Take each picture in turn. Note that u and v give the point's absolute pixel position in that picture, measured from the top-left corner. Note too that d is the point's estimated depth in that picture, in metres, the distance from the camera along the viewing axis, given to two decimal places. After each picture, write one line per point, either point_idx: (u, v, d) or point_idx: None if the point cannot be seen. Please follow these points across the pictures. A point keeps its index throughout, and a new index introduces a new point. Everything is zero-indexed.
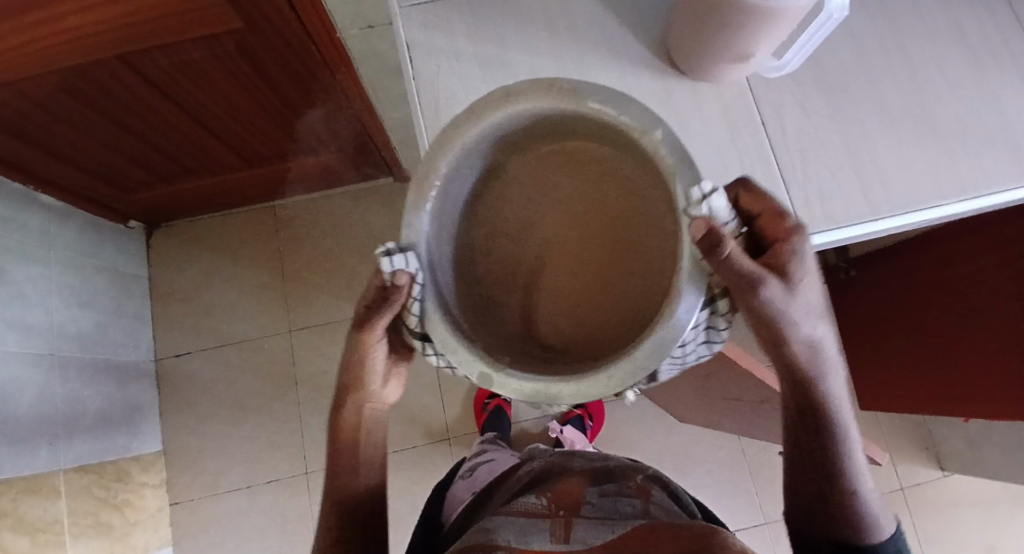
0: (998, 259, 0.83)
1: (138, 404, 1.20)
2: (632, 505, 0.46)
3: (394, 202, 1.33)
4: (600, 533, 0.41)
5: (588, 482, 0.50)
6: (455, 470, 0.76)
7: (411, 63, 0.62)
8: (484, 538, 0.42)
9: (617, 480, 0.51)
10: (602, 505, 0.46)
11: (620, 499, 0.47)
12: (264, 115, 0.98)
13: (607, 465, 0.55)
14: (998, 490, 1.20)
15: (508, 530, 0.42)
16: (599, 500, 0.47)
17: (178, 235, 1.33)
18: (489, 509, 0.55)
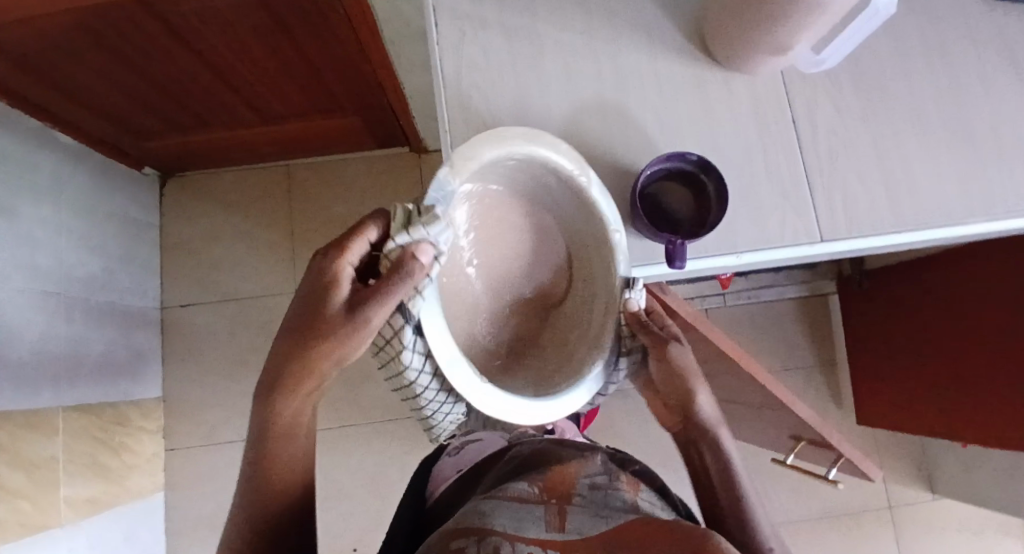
0: (1017, 285, 0.81)
1: (140, 350, 1.21)
2: (625, 500, 0.45)
3: (408, 171, 1.32)
4: (597, 526, 0.40)
5: (580, 471, 0.50)
6: (444, 447, 0.76)
7: (435, 26, 0.59)
8: (478, 521, 0.41)
9: (609, 472, 0.51)
10: (596, 498, 0.45)
11: (613, 494, 0.46)
12: (284, 71, 0.96)
13: (599, 455, 0.55)
14: (987, 518, 1.19)
15: (503, 516, 0.42)
16: (592, 492, 0.46)
17: (191, 185, 1.33)
18: (477, 490, 0.54)
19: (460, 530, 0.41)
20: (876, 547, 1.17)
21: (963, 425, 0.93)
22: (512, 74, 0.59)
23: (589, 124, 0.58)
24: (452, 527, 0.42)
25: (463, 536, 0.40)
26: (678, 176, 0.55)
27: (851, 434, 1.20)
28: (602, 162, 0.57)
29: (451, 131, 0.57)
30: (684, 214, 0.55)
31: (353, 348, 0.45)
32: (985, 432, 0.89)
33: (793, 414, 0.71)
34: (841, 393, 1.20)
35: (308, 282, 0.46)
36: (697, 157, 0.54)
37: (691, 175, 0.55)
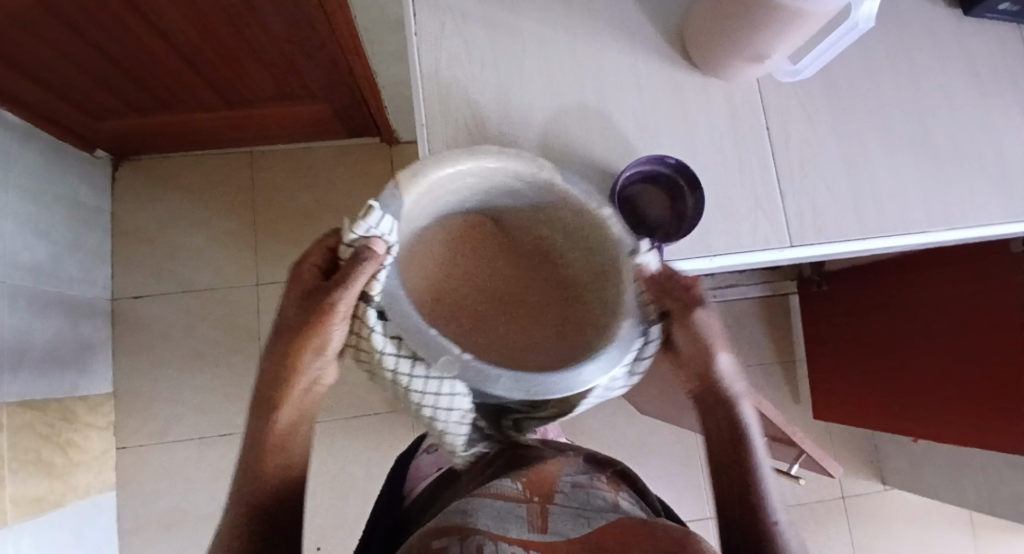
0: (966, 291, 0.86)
1: (90, 342, 1.15)
2: (605, 498, 0.46)
3: (379, 162, 1.29)
4: (578, 525, 0.41)
5: (560, 470, 0.50)
6: (418, 445, 0.75)
7: (415, 18, 0.58)
8: (460, 517, 0.41)
9: (590, 470, 0.52)
10: (576, 496, 0.46)
11: (594, 491, 0.47)
12: (251, 54, 0.92)
13: (579, 454, 0.55)
14: (931, 508, 1.26)
15: (485, 513, 0.41)
16: (573, 490, 0.46)
17: (147, 170, 1.27)
18: (454, 492, 0.54)
19: (442, 525, 0.41)
20: (827, 536, 1.23)
21: (911, 421, 0.98)
22: (494, 71, 0.58)
23: (570, 124, 0.58)
24: (431, 523, 0.42)
25: (443, 534, 0.40)
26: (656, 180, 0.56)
27: (807, 429, 1.25)
28: (581, 163, 0.57)
29: (429, 125, 0.56)
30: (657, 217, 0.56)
31: (326, 342, 0.44)
32: (931, 427, 0.94)
33: (758, 412, 0.73)
34: (798, 389, 1.25)
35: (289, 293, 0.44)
36: (676, 164, 0.54)
37: (669, 179, 0.56)
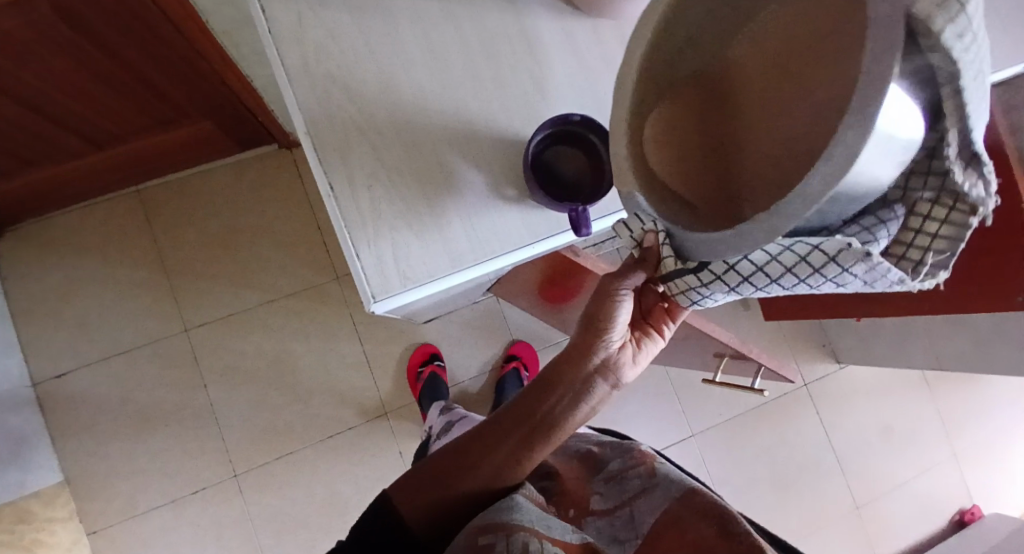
0: None
1: (23, 436, 1.05)
2: (639, 481, 0.54)
3: (284, 171, 1.20)
4: (621, 543, 0.51)
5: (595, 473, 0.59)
6: None
7: (265, 13, 0.52)
8: (504, 516, 0.46)
9: (620, 454, 0.59)
10: (611, 497, 0.55)
11: (627, 477, 0.55)
12: (107, 86, 0.82)
13: (609, 443, 0.63)
14: (887, 375, 1.34)
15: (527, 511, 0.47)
16: (608, 491, 0.55)
17: (30, 237, 1.14)
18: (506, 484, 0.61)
19: (488, 526, 0.45)
20: (797, 422, 1.31)
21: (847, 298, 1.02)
22: (369, 55, 0.53)
23: (466, 97, 0.54)
24: (477, 520, 0.47)
25: (489, 534, 0.44)
26: (569, 142, 0.52)
27: (757, 331, 1.32)
28: (484, 138, 0.53)
29: (311, 132, 0.51)
30: (569, 179, 0.52)
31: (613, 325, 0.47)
32: (869, 305, 0.98)
33: (713, 340, 0.75)
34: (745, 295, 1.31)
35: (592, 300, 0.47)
36: (583, 117, 0.51)
37: (581, 138, 0.51)
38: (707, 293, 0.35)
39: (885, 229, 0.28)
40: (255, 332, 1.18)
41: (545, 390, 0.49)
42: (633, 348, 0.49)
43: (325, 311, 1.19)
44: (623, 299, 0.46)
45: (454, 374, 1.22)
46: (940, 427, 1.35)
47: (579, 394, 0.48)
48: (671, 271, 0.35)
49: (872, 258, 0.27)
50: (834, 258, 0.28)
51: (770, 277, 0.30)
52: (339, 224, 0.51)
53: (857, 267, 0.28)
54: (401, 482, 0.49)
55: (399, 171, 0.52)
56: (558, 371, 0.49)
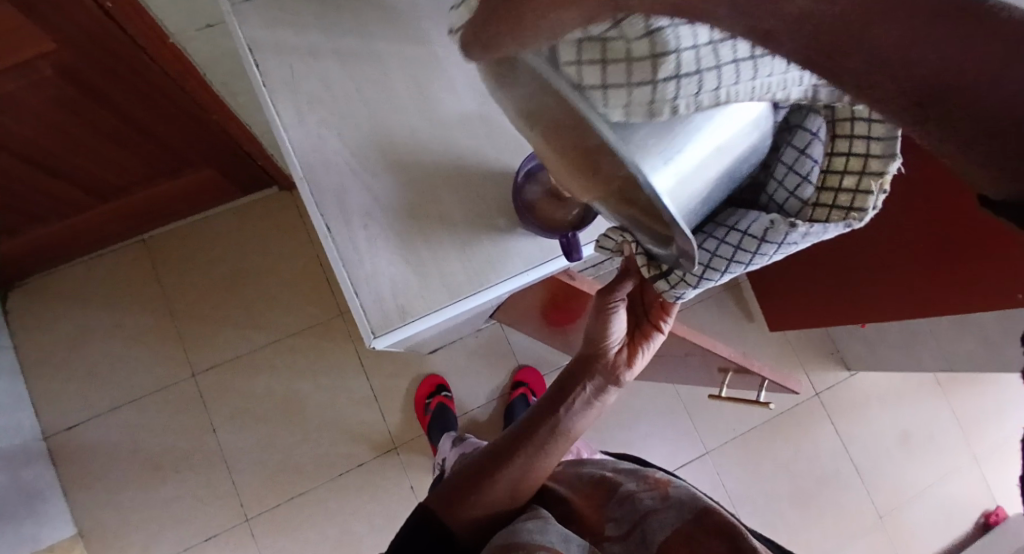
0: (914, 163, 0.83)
1: (36, 488, 1.05)
2: (651, 501, 0.52)
3: (286, 212, 1.23)
4: None
5: (606, 496, 0.55)
6: None
7: (259, 66, 0.54)
8: (527, 538, 0.47)
9: (634, 477, 0.56)
10: (623, 520, 0.52)
11: (639, 497, 0.53)
12: (110, 140, 0.85)
13: (619, 467, 0.59)
14: (899, 380, 1.33)
15: (550, 533, 0.48)
16: (621, 514, 0.53)
17: (39, 290, 1.16)
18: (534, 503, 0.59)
19: (510, 546, 0.46)
20: (811, 433, 1.29)
21: (853, 303, 1.02)
22: (359, 100, 0.55)
23: (455, 135, 0.55)
24: (498, 540, 0.48)
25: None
26: None
27: (764, 343, 1.31)
28: (474, 172, 0.54)
29: (307, 176, 0.53)
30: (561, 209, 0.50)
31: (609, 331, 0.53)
32: (875, 311, 0.98)
33: (714, 356, 0.75)
34: (749, 307, 1.32)
35: (593, 315, 0.52)
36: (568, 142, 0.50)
37: None
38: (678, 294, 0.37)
39: (811, 157, 0.32)
40: (262, 372, 1.18)
41: (559, 396, 0.57)
42: (632, 349, 0.55)
43: (331, 348, 1.20)
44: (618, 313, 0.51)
45: (462, 404, 1.21)
46: (957, 429, 1.33)
47: (588, 396, 0.57)
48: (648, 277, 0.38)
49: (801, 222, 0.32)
50: (766, 237, 0.32)
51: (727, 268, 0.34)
52: (337, 263, 0.52)
53: (797, 231, 0.32)
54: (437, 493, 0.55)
55: (393, 207, 0.53)
56: (569, 377, 0.57)
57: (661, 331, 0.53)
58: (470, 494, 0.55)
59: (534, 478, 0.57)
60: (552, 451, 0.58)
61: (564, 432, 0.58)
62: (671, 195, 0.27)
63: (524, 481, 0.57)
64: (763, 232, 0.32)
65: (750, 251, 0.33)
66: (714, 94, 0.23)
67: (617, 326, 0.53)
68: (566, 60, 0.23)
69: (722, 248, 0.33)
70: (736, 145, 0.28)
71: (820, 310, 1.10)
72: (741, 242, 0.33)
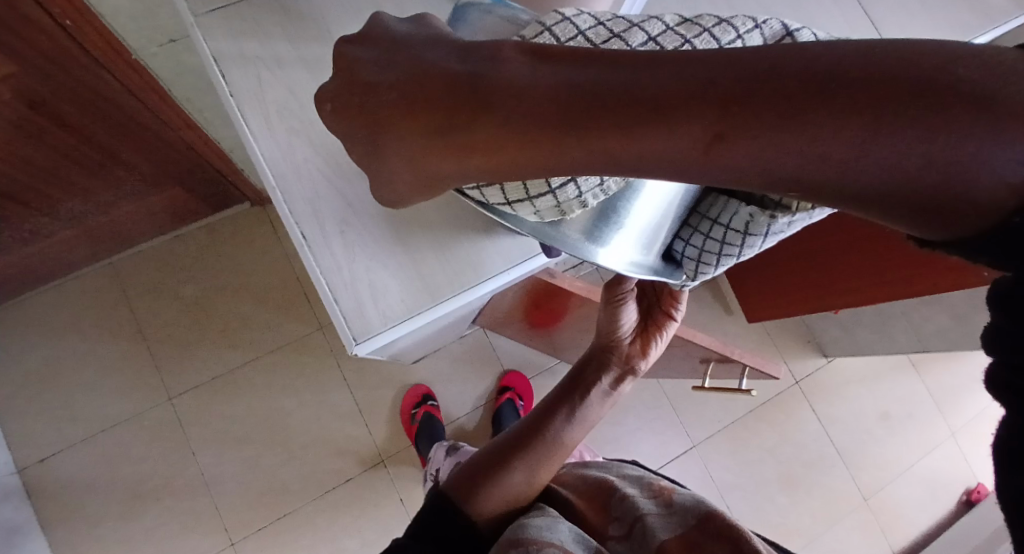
0: None
1: (12, 526, 1.01)
2: (653, 506, 0.52)
3: (259, 228, 1.21)
4: None
5: (608, 494, 0.55)
6: None
7: (224, 78, 0.53)
8: (533, 534, 0.47)
9: (637, 484, 0.56)
10: (624, 518, 0.51)
11: (641, 500, 0.52)
12: (75, 163, 0.83)
13: (625, 474, 0.58)
14: (876, 361, 1.36)
15: (558, 530, 0.48)
16: (622, 513, 0.52)
17: (3, 321, 1.12)
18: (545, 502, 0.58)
19: (517, 541, 0.46)
20: (795, 420, 1.31)
21: (825, 287, 1.04)
22: None
23: None
24: (506, 537, 0.48)
25: (520, 548, 0.45)
26: None
27: (743, 334, 1.34)
28: None
29: (280, 186, 0.52)
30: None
31: (621, 322, 0.55)
32: (847, 297, 1.01)
33: (696, 346, 0.76)
34: (727, 299, 1.34)
35: (606, 306, 0.54)
36: None
37: None
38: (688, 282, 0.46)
39: None
40: (242, 392, 1.16)
41: (576, 385, 0.59)
42: (646, 340, 0.57)
43: (311, 363, 1.18)
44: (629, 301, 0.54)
45: (448, 412, 1.21)
46: (933, 407, 1.36)
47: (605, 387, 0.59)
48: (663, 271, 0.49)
49: (778, 215, 0.37)
50: (748, 230, 0.38)
51: (713, 260, 0.42)
52: (315, 272, 0.51)
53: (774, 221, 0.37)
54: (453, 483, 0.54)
55: (368, 213, 0.53)
56: (585, 366, 0.60)
57: (673, 319, 0.56)
58: (486, 483, 0.54)
59: (546, 472, 0.57)
60: (567, 445, 0.58)
61: (581, 422, 0.59)
62: (608, 249, 0.39)
63: (539, 475, 0.57)
64: (744, 225, 0.38)
65: (739, 240, 0.39)
66: (598, 189, 0.34)
67: (629, 316, 0.55)
68: (483, 193, 0.36)
69: (709, 243, 0.41)
70: (650, 192, 0.38)
71: (797, 297, 1.12)
72: (724, 237, 0.40)
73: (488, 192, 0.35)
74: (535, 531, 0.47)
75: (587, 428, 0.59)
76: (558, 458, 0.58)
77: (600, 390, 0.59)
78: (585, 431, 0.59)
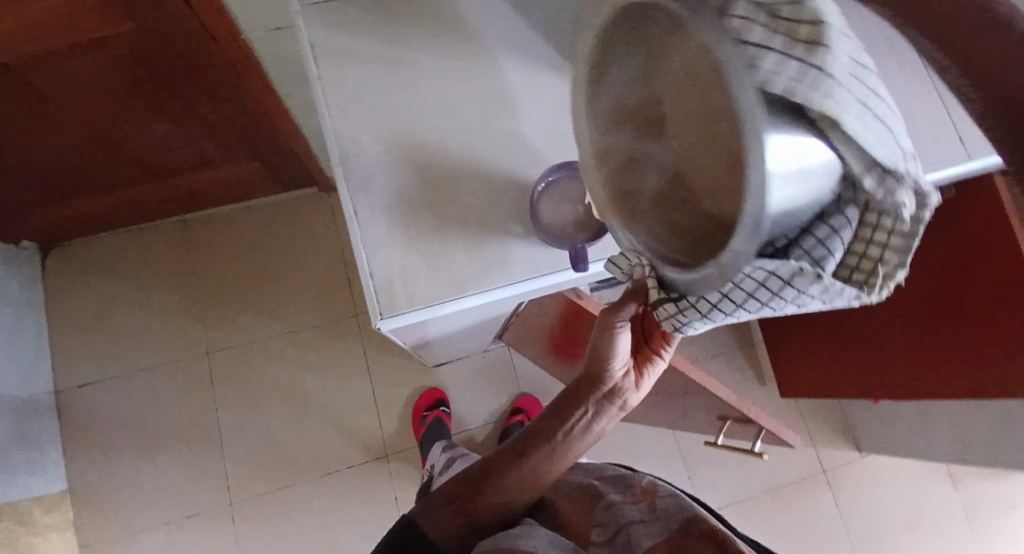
0: (937, 246, 0.83)
1: (37, 440, 1.09)
2: (637, 512, 0.51)
3: (320, 212, 1.28)
4: None
5: (593, 503, 0.54)
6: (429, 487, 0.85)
7: (313, 62, 0.59)
8: (509, 542, 0.47)
9: (620, 486, 0.55)
10: (608, 525, 0.51)
11: (625, 507, 0.52)
12: (170, 122, 0.92)
13: (607, 475, 0.58)
14: (912, 466, 1.28)
15: (534, 537, 0.48)
16: (606, 521, 0.52)
17: (79, 253, 1.23)
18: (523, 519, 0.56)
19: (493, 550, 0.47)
20: (814, 509, 1.25)
21: (864, 369, 1.00)
22: (398, 102, 0.59)
23: (479, 147, 0.58)
24: (485, 545, 0.48)
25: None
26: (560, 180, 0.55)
27: (773, 408, 1.29)
28: (496, 179, 0.58)
29: (342, 164, 0.57)
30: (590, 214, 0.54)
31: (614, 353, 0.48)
32: (891, 383, 0.95)
33: (715, 398, 0.75)
34: (763, 369, 1.31)
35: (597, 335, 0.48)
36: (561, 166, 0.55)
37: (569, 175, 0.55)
38: (688, 323, 0.33)
39: (838, 232, 0.26)
40: (272, 361, 1.21)
41: (557, 418, 0.53)
42: (638, 374, 0.51)
43: (341, 347, 1.23)
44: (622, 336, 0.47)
45: (460, 421, 1.22)
46: (968, 529, 1.26)
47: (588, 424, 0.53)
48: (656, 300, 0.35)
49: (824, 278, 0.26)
50: (786, 284, 0.26)
51: (739, 303, 0.29)
52: (357, 248, 0.55)
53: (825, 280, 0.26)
54: (421, 509, 0.52)
55: (414, 201, 0.56)
56: (568, 399, 0.53)
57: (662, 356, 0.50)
58: (454, 512, 0.52)
59: (521, 501, 0.53)
60: (544, 478, 0.54)
61: (562, 457, 0.54)
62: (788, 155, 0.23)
63: (512, 502, 0.53)
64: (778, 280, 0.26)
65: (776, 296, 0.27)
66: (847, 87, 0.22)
67: (621, 351, 0.48)
68: (737, 11, 0.23)
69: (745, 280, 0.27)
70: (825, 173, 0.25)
71: (834, 377, 1.09)
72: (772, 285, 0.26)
73: (749, 9, 0.23)
74: (511, 539, 0.48)
75: (566, 463, 0.54)
76: (534, 487, 0.54)
77: (585, 426, 0.53)
78: (564, 465, 0.54)
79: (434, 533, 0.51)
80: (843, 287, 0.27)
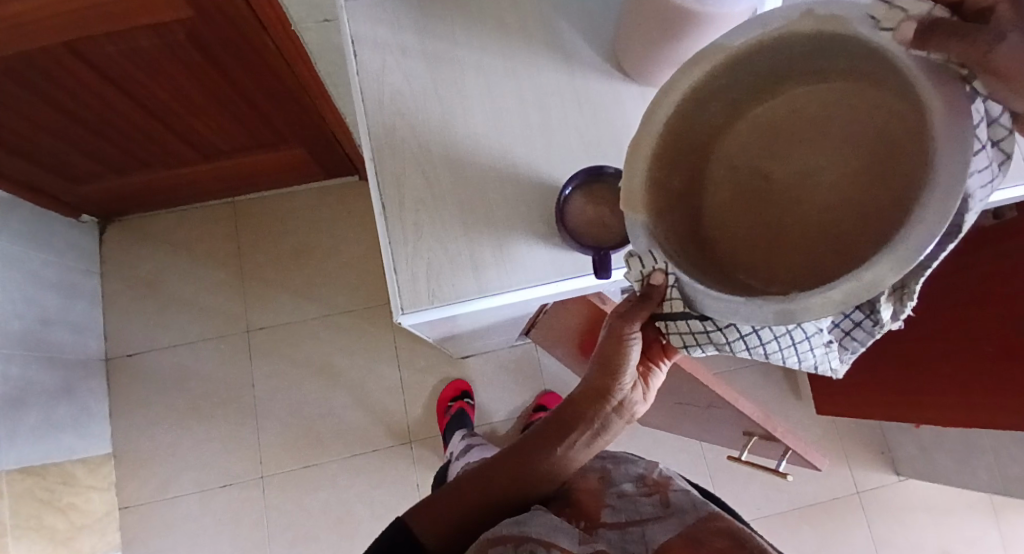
0: (996, 269, 0.78)
1: (86, 403, 1.15)
2: (651, 507, 0.51)
3: (358, 200, 1.30)
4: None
5: (605, 488, 0.54)
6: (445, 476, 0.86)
7: (355, 56, 0.60)
8: (513, 531, 0.47)
9: (631, 478, 0.55)
10: (621, 510, 0.51)
11: (639, 500, 0.52)
12: (221, 107, 0.95)
13: (619, 462, 0.57)
14: (953, 495, 1.22)
15: (539, 524, 0.47)
16: (619, 507, 0.51)
17: (132, 228, 1.29)
18: None
19: (497, 539, 0.46)
20: (842, 530, 1.21)
21: (907, 394, 0.95)
22: (436, 99, 0.59)
23: (513, 147, 0.58)
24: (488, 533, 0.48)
25: (499, 547, 0.45)
26: (586, 185, 0.54)
27: (806, 424, 1.25)
28: (527, 181, 0.57)
29: (376, 159, 0.57)
30: (620, 221, 0.53)
31: (623, 362, 0.45)
32: (936, 411, 0.90)
33: (739, 413, 0.73)
34: (798, 383, 1.26)
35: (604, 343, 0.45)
36: (587, 170, 0.54)
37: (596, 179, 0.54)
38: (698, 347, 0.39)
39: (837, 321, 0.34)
40: (307, 342, 1.25)
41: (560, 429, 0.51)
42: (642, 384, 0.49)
43: (372, 333, 1.25)
44: (630, 345, 0.44)
45: (484, 414, 1.23)
46: None
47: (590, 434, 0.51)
48: (680, 313, 0.36)
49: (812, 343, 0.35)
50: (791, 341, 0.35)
51: (750, 343, 0.36)
52: (384, 241, 0.56)
53: (818, 348, 0.36)
54: (417, 508, 0.52)
55: (445, 198, 0.57)
56: (575, 410, 0.50)
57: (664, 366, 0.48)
58: (449, 512, 0.52)
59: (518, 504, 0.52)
60: (541, 484, 0.52)
61: (563, 465, 0.52)
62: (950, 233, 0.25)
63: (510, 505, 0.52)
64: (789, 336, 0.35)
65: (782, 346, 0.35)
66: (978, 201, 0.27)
67: (628, 362, 0.45)
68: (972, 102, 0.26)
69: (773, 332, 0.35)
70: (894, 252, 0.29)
71: (872, 400, 1.04)
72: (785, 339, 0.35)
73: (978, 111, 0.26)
74: (515, 526, 0.47)
75: (565, 470, 0.52)
76: (533, 493, 0.53)
77: (587, 436, 0.51)
78: (564, 472, 0.53)
79: (428, 532, 0.51)
80: (823, 358, 0.37)
